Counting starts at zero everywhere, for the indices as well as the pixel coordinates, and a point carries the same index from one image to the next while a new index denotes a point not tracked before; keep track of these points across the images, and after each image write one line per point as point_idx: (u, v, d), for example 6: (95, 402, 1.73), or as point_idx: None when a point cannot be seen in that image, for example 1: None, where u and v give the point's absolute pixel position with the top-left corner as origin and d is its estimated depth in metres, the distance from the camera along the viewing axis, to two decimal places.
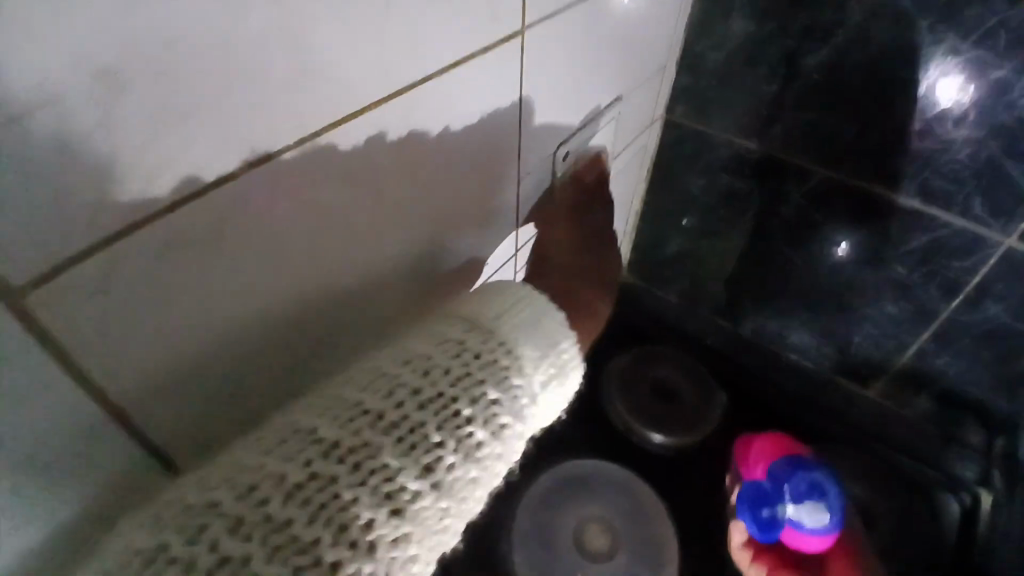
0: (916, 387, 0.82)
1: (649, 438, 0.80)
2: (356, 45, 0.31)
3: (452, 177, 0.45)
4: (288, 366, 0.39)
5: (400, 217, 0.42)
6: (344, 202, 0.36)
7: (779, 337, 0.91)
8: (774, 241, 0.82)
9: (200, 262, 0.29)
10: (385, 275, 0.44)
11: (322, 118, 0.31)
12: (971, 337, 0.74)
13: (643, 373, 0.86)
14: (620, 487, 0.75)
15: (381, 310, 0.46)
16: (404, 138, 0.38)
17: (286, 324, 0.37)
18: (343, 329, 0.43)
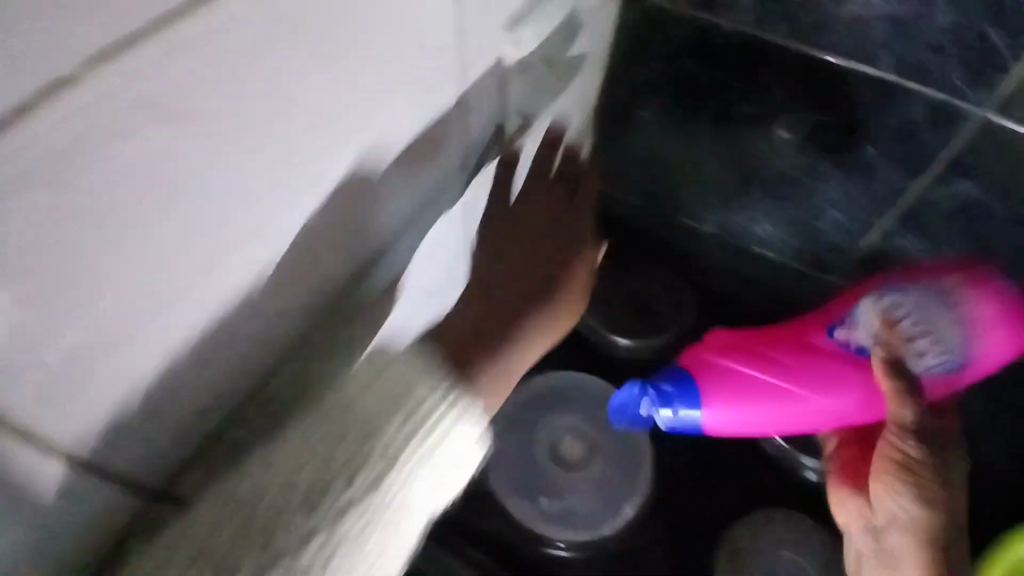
0: (876, 269, 0.83)
1: (617, 344, 0.81)
2: (270, 70, 0.32)
3: (396, 134, 0.45)
4: (287, 336, 0.46)
5: (357, 184, 0.44)
6: (303, 192, 0.39)
7: (743, 230, 0.89)
8: (742, 132, 0.77)
9: (180, 289, 0.34)
10: (363, 236, 0.48)
11: (266, 166, 0.35)
12: (937, 214, 0.73)
13: (609, 279, 0.85)
14: (593, 400, 0.76)
15: (359, 273, 0.51)
16: (339, 119, 0.39)
17: (269, 303, 0.42)
18: (328, 288, 0.48)
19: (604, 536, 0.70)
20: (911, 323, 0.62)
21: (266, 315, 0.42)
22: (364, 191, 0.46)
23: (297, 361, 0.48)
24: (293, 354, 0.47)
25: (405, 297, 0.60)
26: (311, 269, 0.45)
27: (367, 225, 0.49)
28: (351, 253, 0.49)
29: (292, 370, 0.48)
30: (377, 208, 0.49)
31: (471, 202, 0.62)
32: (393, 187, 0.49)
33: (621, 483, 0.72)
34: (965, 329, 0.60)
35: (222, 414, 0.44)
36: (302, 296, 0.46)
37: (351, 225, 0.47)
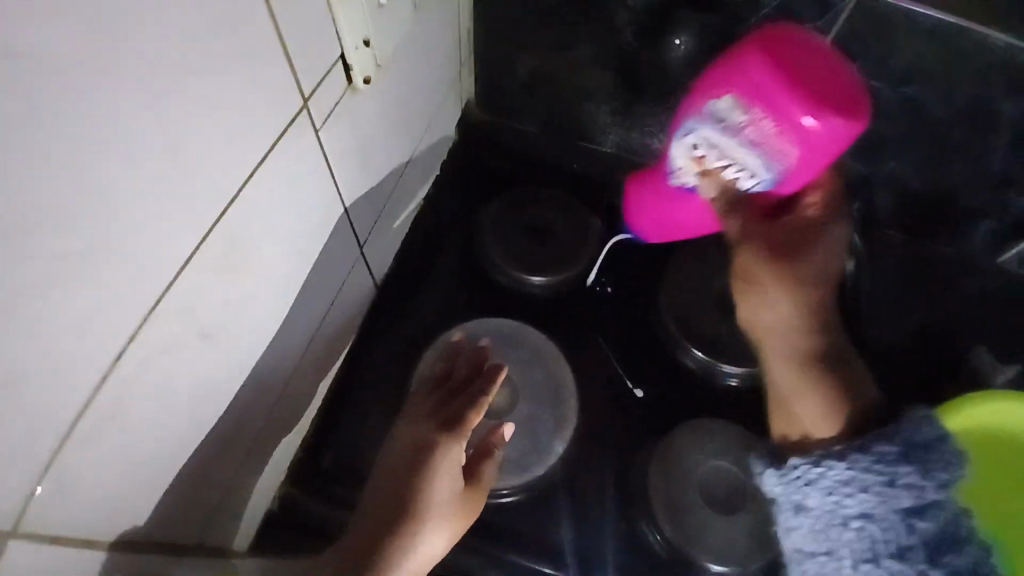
0: None
1: (532, 283, 0.79)
2: (83, 95, 0.29)
3: (254, 139, 0.42)
4: (155, 372, 0.42)
5: (210, 200, 0.40)
6: (143, 221, 0.35)
7: (642, 146, 0.86)
8: (627, 40, 0.72)
9: (16, 344, 0.30)
10: (232, 246, 0.45)
11: (89, 196, 0.31)
12: None
13: (512, 218, 0.81)
14: (511, 343, 0.74)
15: (234, 280, 0.46)
16: (181, 140, 0.36)
17: (129, 347, 0.38)
18: (205, 312, 0.44)
19: (538, 476, 0.69)
20: (711, 155, 0.56)
21: (127, 359, 0.39)
22: (209, 159, 0.39)
23: (157, 364, 0.41)
24: (154, 353, 0.41)
25: (288, 273, 0.54)
26: (163, 259, 0.38)
27: (226, 197, 0.42)
28: (211, 232, 0.42)
29: (153, 372, 0.41)
30: (236, 178, 0.42)
31: (343, 159, 0.55)
32: (249, 150, 0.42)
33: (549, 421, 0.71)
34: (771, 155, 0.51)
35: (78, 436, 0.37)
36: (159, 290, 0.39)
37: (202, 199, 0.40)
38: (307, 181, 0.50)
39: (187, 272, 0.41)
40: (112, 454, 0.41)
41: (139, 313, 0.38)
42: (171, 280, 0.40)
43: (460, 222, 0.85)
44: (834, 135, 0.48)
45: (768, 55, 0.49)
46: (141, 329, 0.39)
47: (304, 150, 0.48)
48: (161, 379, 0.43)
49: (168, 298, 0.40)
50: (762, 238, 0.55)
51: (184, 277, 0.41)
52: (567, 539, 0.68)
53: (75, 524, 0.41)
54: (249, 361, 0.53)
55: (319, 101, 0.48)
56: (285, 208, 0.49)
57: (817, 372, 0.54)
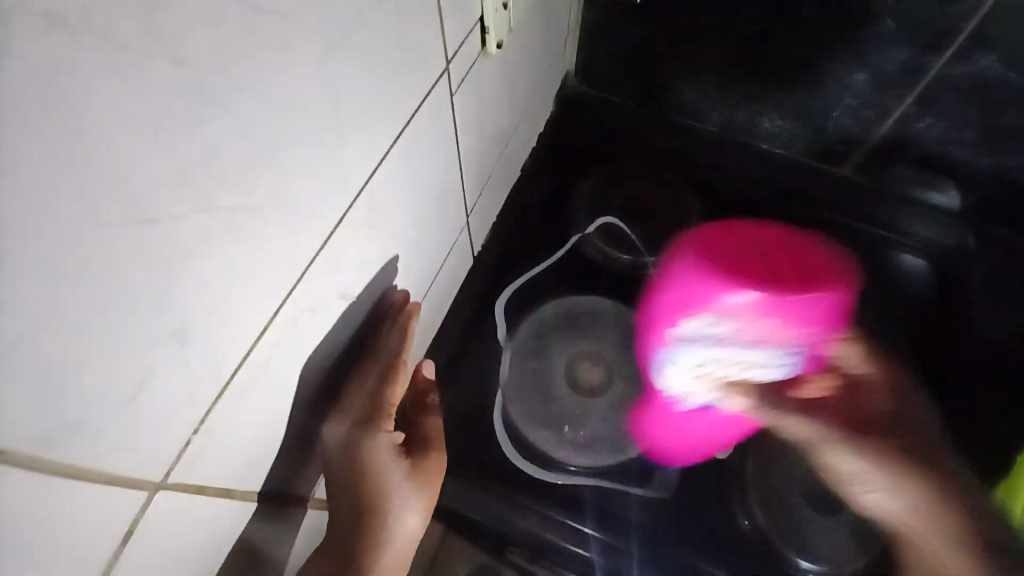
0: (894, 155, 0.78)
1: (621, 259, 0.79)
2: (246, 45, 0.28)
3: (392, 99, 0.42)
4: (297, 329, 0.42)
5: (352, 159, 0.40)
6: (293, 179, 0.36)
7: (748, 127, 0.82)
8: (753, 11, 0.68)
9: (186, 295, 0.31)
10: (370, 208, 0.45)
11: (251, 150, 0.31)
12: (959, 91, 0.68)
13: (608, 196, 0.82)
14: (603, 318, 0.73)
15: (368, 241, 0.46)
16: (328, 99, 0.36)
17: (278, 302, 0.39)
18: (344, 271, 0.45)
19: (632, 455, 0.67)
20: (724, 369, 0.55)
21: (276, 313, 0.39)
22: (365, 112, 0.40)
23: (300, 320, 0.42)
24: (306, 303, 0.42)
25: (408, 239, 0.53)
26: (321, 210, 0.39)
27: (365, 159, 0.42)
28: (361, 189, 0.43)
29: (301, 324, 0.42)
30: (376, 138, 0.42)
31: (465, 127, 0.54)
32: (396, 107, 0.42)
33: (643, 403, 0.69)
34: (729, 349, 0.53)
35: (236, 382, 0.39)
36: (316, 241, 0.40)
37: (354, 156, 0.40)
38: (434, 143, 0.50)
39: (339, 228, 0.42)
40: (259, 402, 0.42)
41: (299, 262, 0.39)
42: (328, 231, 0.41)
43: (552, 194, 0.83)
44: (822, 340, 0.53)
45: (699, 265, 0.54)
46: (298, 279, 0.40)
47: (436, 115, 0.48)
48: (306, 332, 0.44)
49: (322, 250, 0.41)
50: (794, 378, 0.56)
51: (334, 235, 0.42)
52: (662, 526, 0.65)
53: (217, 476, 0.41)
54: (364, 328, 0.53)
55: (456, 65, 0.47)
56: (416, 170, 0.49)
57: (920, 481, 0.54)
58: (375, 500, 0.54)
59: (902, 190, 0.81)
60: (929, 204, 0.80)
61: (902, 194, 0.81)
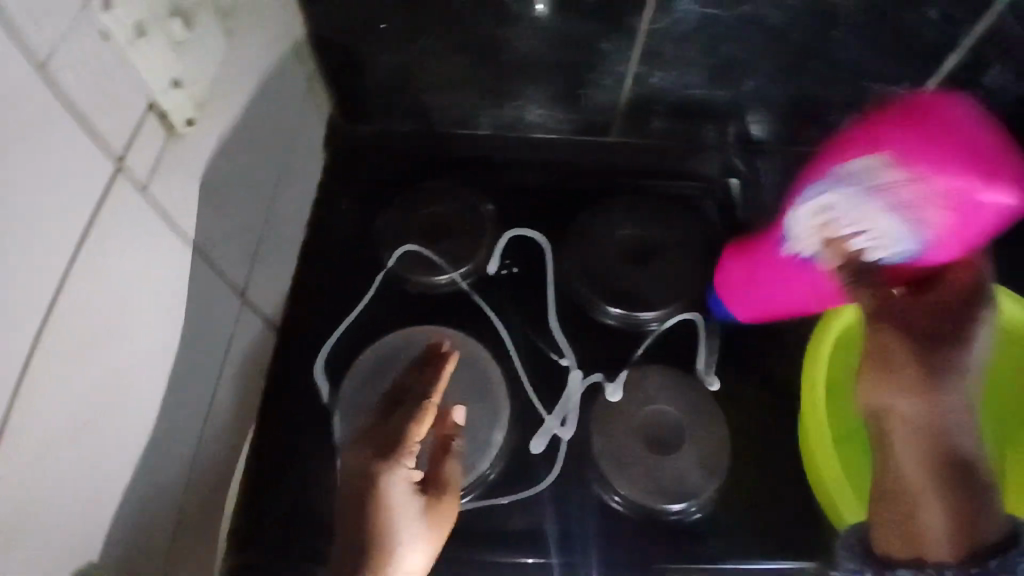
0: (647, 110, 0.84)
1: (440, 281, 0.74)
2: None
3: (60, 214, 0.38)
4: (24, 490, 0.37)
5: (27, 288, 0.36)
6: None
7: (517, 121, 0.85)
8: (471, 15, 0.71)
9: None
10: (79, 328, 0.41)
11: None
12: (673, 42, 0.74)
13: (405, 221, 0.77)
14: (427, 353, 0.70)
15: (93, 364, 0.42)
16: None
17: None
18: (67, 406, 0.40)
19: (486, 470, 0.66)
20: (851, 229, 0.52)
21: None
22: (27, 229, 0.36)
23: (25, 479, 0.37)
24: (26, 448, 0.37)
25: (160, 342, 0.49)
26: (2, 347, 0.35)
27: (50, 283, 0.38)
28: (56, 308, 0.38)
29: (28, 479, 0.37)
30: (54, 258, 0.38)
31: (188, 210, 0.52)
32: (71, 210, 0.39)
33: (484, 414, 0.68)
34: (909, 220, 0.48)
35: None
36: (9, 381, 0.35)
37: (27, 279, 0.36)
38: (144, 237, 0.47)
39: (42, 356, 0.38)
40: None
41: None
42: (23, 365, 0.36)
43: (341, 235, 0.78)
44: (947, 240, 0.48)
45: (910, 123, 0.48)
46: (2, 429, 0.35)
47: (131, 210, 0.45)
48: (42, 483, 0.39)
49: (25, 386, 0.37)
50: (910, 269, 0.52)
51: (34, 370, 0.37)
52: (534, 523, 0.66)
53: None
54: (139, 450, 0.48)
55: (137, 156, 0.45)
56: (132, 271, 0.45)
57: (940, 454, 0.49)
58: (384, 534, 0.52)
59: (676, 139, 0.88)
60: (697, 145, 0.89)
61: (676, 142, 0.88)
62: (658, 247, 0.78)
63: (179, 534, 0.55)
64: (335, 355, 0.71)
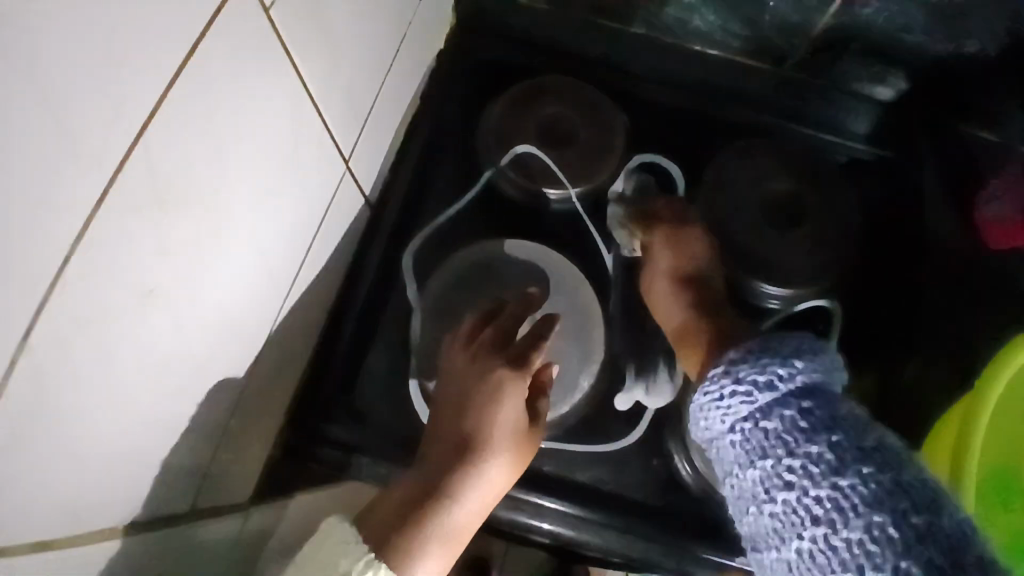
0: (837, 44, 0.68)
1: (547, 197, 0.67)
2: None
3: (175, 31, 0.30)
4: (128, 354, 0.34)
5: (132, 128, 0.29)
6: (44, 175, 0.25)
7: (677, 23, 0.71)
8: None
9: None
10: (190, 179, 0.34)
11: (18, 144, 0.24)
12: None
13: (533, 120, 0.68)
14: (529, 272, 0.64)
15: (198, 221, 0.36)
16: (72, 48, 0.25)
17: (86, 335, 0.30)
18: (172, 262, 0.35)
19: (562, 416, 0.60)
20: None
21: (91, 341, 0.31)
22: (95, 55, 0.26)
23: (118, 327, 0.32)
24: (83, 312, 0.30)
25: (266, 189, 0.42)
26: (62, 204, 0.27)
27: (152, 111, 0.30)
28: (127, 164, 0.30)
29: (125, 336, 0.33)
30: (166, 83, 0.30)
31: (307, 45, 0.42)
32: (169, 35, 0.30)
33: (574, 353, 0.61)
34: None
35: (64, 426, 0.31)
36: (63, 249, 0.27)
37: (136, 105, 0.29)
38: (259, 69, 0.38)
39: (102, 215, 0.29)
40: (107, 422, 0.34)
41: (87, 263, 0.29)
42: (79, 229, 0.28)
43: (449, 127, 0.71)
44: None
45: None
46: (88, 275, 0.29)
47: (252, 19, 0.35)
48: (146, 335, 0.35)
49: (79, 256, 0.28)
50: (505, 397, 0.53)
51: (130, 215, 0.31)
52: (598, 481, 0.60)
53: (74, 495, 0.34)
54: (235, 315, 0.44)
55: None
56: (241, 113, 0.37)
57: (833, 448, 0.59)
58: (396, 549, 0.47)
59: (845, 84, 0.74)
60: (865, 96, 0.74)
61: (845, 88, 0.74)
62: (802, 210, 0.69)
63: (261, 401, 0.54)
64: (431, 244, 0.67)
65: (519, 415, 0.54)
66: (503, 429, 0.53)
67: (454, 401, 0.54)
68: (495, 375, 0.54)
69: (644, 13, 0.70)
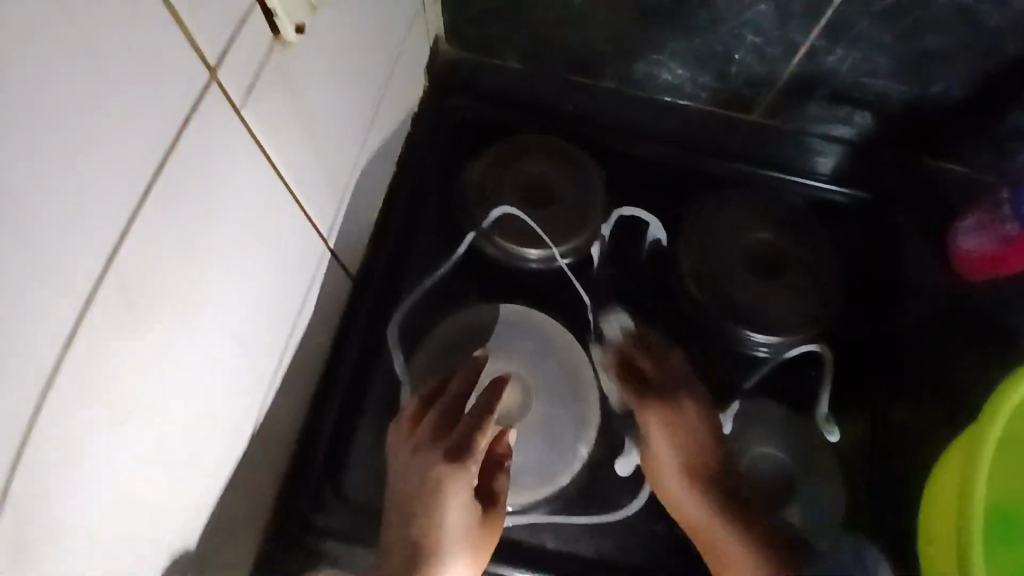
0: (804, 92, 0.70)
1: (528, 258, 0.66)
2: None
3: (141, 155, 0.29)
4: (101, 486, 0.32)
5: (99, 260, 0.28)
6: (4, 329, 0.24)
7: (648, 78, 0.72)
8: None
9: None
10: (160, 295, 0.33)
11: None
12: (871, 19, 0.59)
13: (510, 182, 0.67)
14: (519, 338, 0.62)
15: (171, 334, 0.35)
16: (29, 194, 0.23)
17: (54, 480, 0.29)
18: (145, 382, 0.34)
19: (562, 486, 0.59)
20: None
21: (61, 485, 0.29)
22: (54, 195, 0.25)
23: (90, 462, 0.31)
24: (49, 458, 0.28)
25: (241, 287, 0.41)
26: (28, 352, 0.26)
27: (120, 239, 0.29)
28: (94, 297, 0.28)
29: (98, 469, 0.31)
30: (133, 208, 0.29)
31: (279, 138, 0.41)
32: (134, 161, 0.29)
33: (569, 420, 0.60)
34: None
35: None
36: (33, 397, 0.26)
37: (101, 236, 0.28)
38: (231, 173, 0.37)
39: (69, 355, 0.28)
40: (81, 560, 0.32)
41: (56, 407, 0.28)
42: (49, 371, 0.27)
43: (426, 192, 0.70)
44: None
45: None
46: (57, 418, 0.28)
47: (221, 125, 0.34)
48: (119, 461, 0.33)
49: (51, 400, 0.27)
50: (446, 496, 0.50)
51: (98, 346, 0.29)
52: (601, 552, 0.58)
53: None
54: (214, 418, 0.42)
55: (232, 70, 0.34)
56: (213, 219, 0.36)
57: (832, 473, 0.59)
58: None
59: (814, 127, 0.74)
60: (835, 138, 0.75)
61: (814, 131, 0.74)
62: (783, 256, 0.70)
63: (247, 498, 0.51)
64: (415, 313, 0.66)
65: (470, 510, 0.51)
66: (449, 532, 0.50)
67: (400, 496, 0.52)
68: (433, 474, 0.51)
69: (615, 70, 0.71)
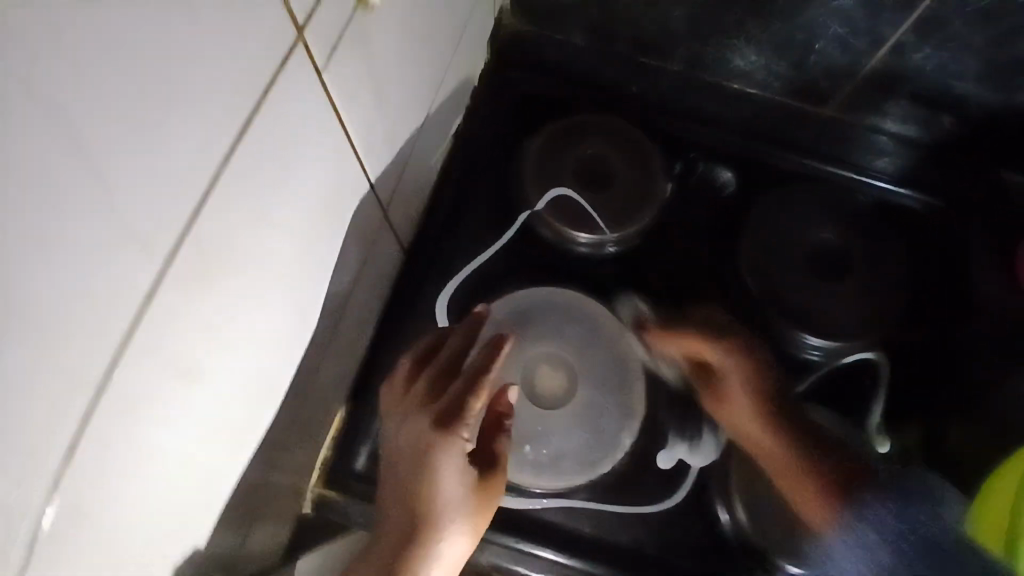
0: (882, 89, 0.66)
1: (578, 240, 0.65)
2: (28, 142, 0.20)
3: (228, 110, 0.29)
4: (171, 431, 0.33)
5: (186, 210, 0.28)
6: (93, 281, 0.24)
7: (718, 63, 0.69)
8: None
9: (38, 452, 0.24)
10: (237, 248, 0.33)
11: (65, 256, 0.23)
12: (967, 17, 0.55)
13: (568, 161, 0.66)
14: (568, 321, 0.61)
15: (244, 288, 0.35)
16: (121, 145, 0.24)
17: (129, 424, 0.29)
18: (217, 332, 0.34)
19: (602, 474, 0.58)
20: None
21: (138, 427, 0.30)
22: (138, 149, 0.24)
23: (161, 409, 0.32)
24: (124, 406, 0.28)
25: (306, 247, 0.41)
26: (109, 305, 0.26)
27: (205, 192, 0.29)
28: (177, 250, 0.29)
29: (169, 414, 0.32)
30: (220, 161, 0.29)
31: (356, 101, 0.40)
32: (221, 117, 0.28)
33: (614, 409, 0.59)
34: None
35: (106, 519, 0.30)
36: (113, 347, 0.27)
37: (188, 189, 0.28)
38: (309, 133, 0.36)
39: (151, 306, 0.28)
40: (151, 499, 0.34)
41: (133, 358, 0.28)
42: (129, 323, 0.27)
43: (482, 167, 0.69)
44: None
45: None
46: (135, 368, 0.28)
47: (305, 85, 0.34)
48: (187, 410, 0.34)
49: (130, 351, 0.28)
50: (439, 460, 0.48)
51: (178, 297, 0.30)
52: (635, 542, 0.58)
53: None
54: (272, 375, 0.43)
55: (320, 29, 0.33)
56: (289, 178, 0.36)
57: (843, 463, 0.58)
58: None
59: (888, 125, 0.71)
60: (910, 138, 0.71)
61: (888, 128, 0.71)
62: (847, 258, 0.67)
63: (294, 456, 0.52)
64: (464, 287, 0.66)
65: (461, 475, 0.50)
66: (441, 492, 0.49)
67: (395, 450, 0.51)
68: (421, 436, 0.49)
69: (684, 52, 0.68)
